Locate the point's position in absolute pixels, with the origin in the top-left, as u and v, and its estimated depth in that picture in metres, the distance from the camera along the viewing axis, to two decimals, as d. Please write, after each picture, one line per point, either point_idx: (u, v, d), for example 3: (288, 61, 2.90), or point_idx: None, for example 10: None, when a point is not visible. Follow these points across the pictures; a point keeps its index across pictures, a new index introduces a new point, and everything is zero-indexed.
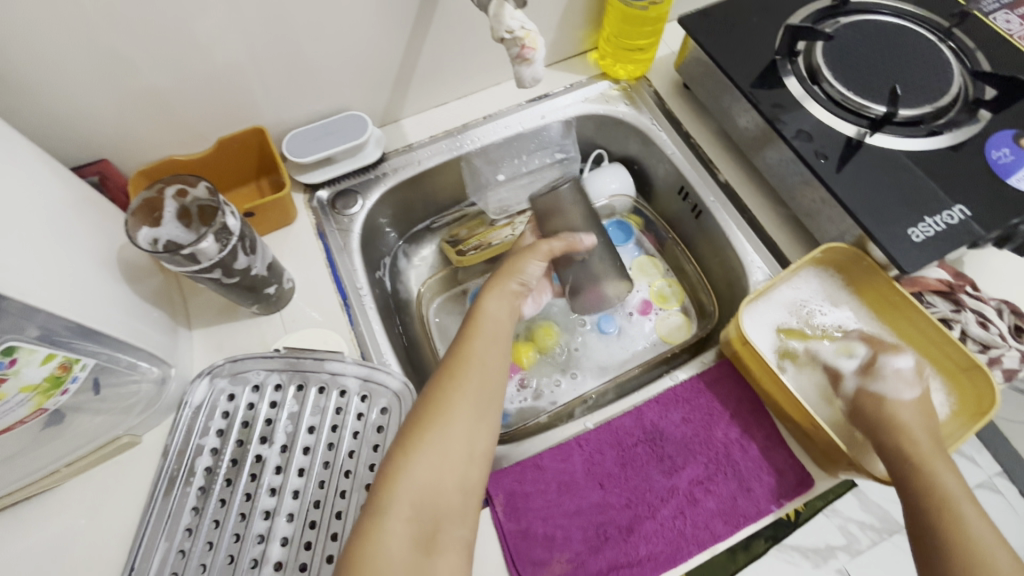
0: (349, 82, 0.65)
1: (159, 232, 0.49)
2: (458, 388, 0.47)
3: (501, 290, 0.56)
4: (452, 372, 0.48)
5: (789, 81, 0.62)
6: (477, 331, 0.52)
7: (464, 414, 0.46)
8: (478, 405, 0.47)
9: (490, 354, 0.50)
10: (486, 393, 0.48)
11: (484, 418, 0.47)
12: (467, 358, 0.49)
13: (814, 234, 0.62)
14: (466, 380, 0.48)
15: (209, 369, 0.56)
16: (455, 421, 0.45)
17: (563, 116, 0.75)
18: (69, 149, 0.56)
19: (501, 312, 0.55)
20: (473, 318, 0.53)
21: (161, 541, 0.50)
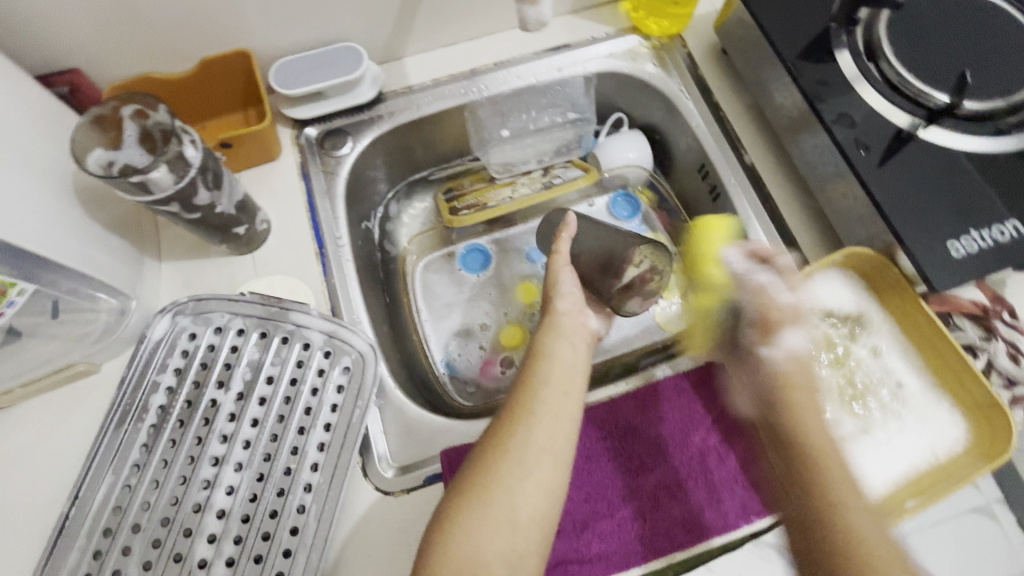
0: (346, 9, 0.59)
1: (117, 155, 0.45)
2: (504, 444, 0.42)
3: (556, 330, 0.50)
4: (498, 426, 0.43)
5: (842, 55, 0.54)
6: (531, 378, 0.46)
7: (517, 474, 0.40)
8: (530, 464, 0.41)
9: (545, 403, 0.44)
10: (544, 451, 0.42)
11: (540, 474, 0.41)
12: (517, 409, 0.44)
13: (839, 235, 0.56)
14: (517, 435, 0.42)
15: (172, 306, 0.54)
16: (503, 482, 0.40)
17: (583, 72, 0.68)
18: (37, 56, 0.52)
19: (557, 353, 0.48)
20: (527, 365, 0.48)
21: (108, 473, 0.49)
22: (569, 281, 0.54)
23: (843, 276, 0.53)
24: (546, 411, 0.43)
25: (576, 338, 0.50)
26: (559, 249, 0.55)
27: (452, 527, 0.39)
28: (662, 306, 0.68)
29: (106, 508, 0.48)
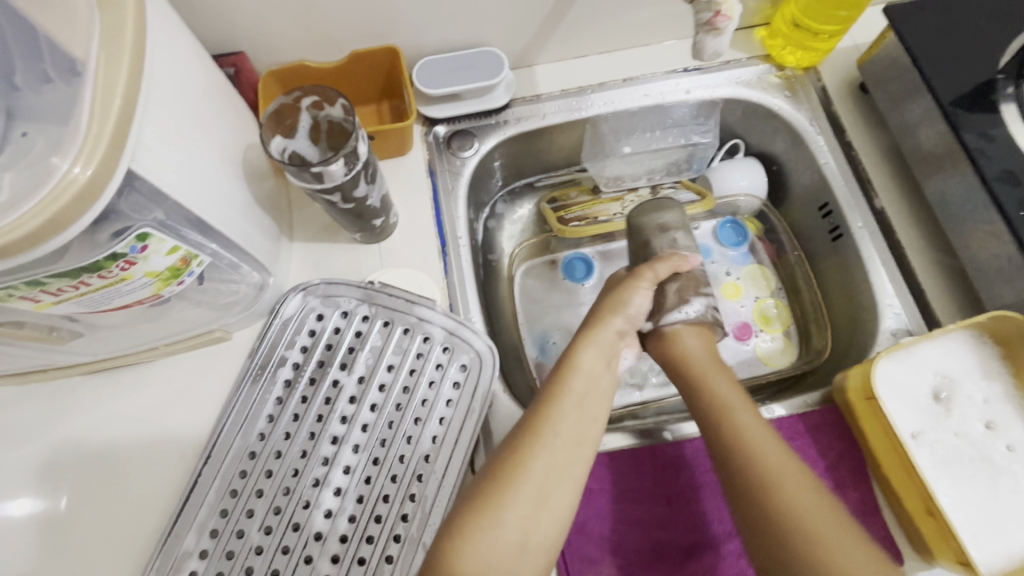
0: (495, 16, 0.60)
1: (289, 143, 0.52)
2: (522, 458, 0.42)
3: (599, 343, 0.51)
4: (519, 436, 0.44)
5: (1005, 109, 0.52)
6: (557, 392, 0.47)
7: (524, 491, 0.41)
8: (545, 486, 0.42)
9: (567, 425, 0.45)
10: (557, 470, 0.43)
11: (554, 491, 0.42)
12: (537, 426, 0.44)
13: (976, 293, 0.54)
14: (532, 455, 0.43)
15: (303, 285, 0.57)
16: (507, 502, 0.40)
17: (709, 96, 0.67)
18: (211, 37, 0.55)
19: (597, 368, 0.49)
20: (559, 373, 0.49)
21: (236, 439, 0.52)
22: (641, 298, 0.55)
23: (976, 336, 0.51)
24: (562, 433, 0.44)
25: (613, 358, 0.51)
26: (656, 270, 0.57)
27: (466, 532, 0.39)
28: (761, 340, 0.68)
29: (232, 471, 0.50)
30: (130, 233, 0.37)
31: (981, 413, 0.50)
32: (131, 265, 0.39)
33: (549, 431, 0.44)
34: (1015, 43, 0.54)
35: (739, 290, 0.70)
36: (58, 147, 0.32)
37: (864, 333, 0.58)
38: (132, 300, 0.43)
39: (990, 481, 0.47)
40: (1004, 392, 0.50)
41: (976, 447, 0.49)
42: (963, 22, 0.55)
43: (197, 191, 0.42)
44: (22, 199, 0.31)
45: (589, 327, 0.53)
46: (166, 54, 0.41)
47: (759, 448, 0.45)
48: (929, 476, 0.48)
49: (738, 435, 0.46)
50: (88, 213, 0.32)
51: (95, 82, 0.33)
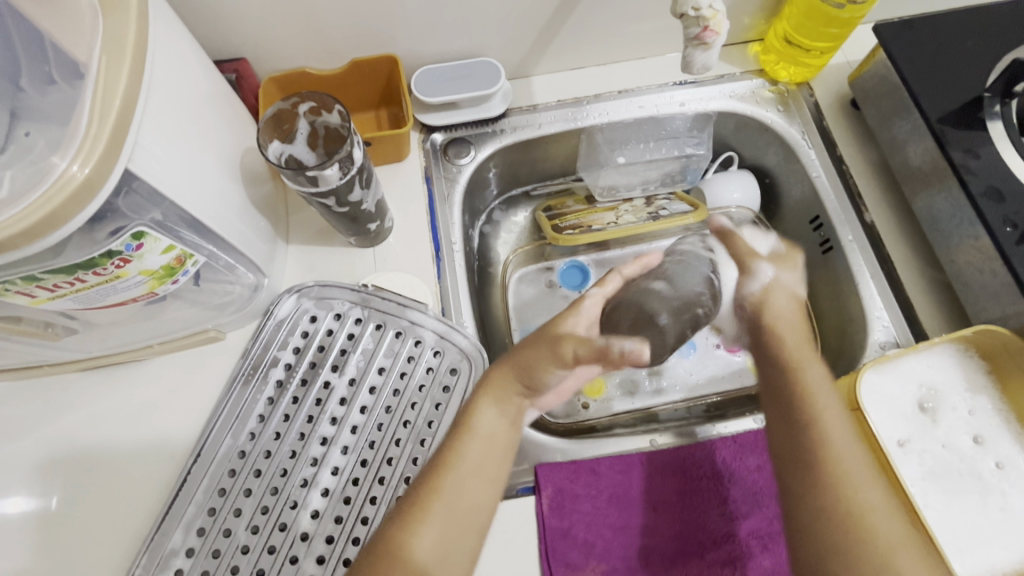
0: (493, 28, 0.61)
1: (287, 148, 0.54)
2: (436, 491, 0.42)
3: (506, 380, 0.46)
4: (431, 473, 0.42)
5: (991, 126, 0.53)
6: (467, 426, 0.44)
7: (438, 523, 0.41)
8: (456, 518, 0.41)
9: (477, 455, 0.43)
10: (469, 505, 0.42)
11: (462, 524, 0.41)
12: (446, 460, 0.43)
13: (963, 308, 0.54)
14: (448, 491, 0.42)
15: (298, 287, 0.57)
16: (424, 532, 0.40)
17: (703, 108, 0.68)
18: (214, 44, 0.56)
19: (502, 403, 0.45)
20: (471, 407, 0.45)
21: (226, 438, 0.52)
22: (571, 349, 0.48)
23: (962, 349, 0.51)
24: (472, 464, 0.43)
25: (512, 401, 0.46)
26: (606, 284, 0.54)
27: (411, 525, 0.40)
28: None
29: (222, 469, 0.51)
30: (126, 232, 0.37)
31: (971, 428, 0.50)
32: (127, 263, 0.40)
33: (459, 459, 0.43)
34: (1002, 61, 0.55)
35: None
36: (58, 147, 0.33)
37: (853, 345, 0.59)
38: (127, 297, 0.44)
39: (974, 494, 0.48)
40: (989, 405, 0.50)
41: (966, 460, 0.49)
42: (951, 41, 0.56)
43: (194, 191, 0.42)
44: (20, 196, 0.32)
45: (499, 368, 0.46)
46: (168, 60, 0.42)
47: (829, 425, 0.43)
48: (916, 487, 0.48)
49: (812, 410, 0.43)
50: (85, 210, 0.33)
51: (95, 84, 0.34)
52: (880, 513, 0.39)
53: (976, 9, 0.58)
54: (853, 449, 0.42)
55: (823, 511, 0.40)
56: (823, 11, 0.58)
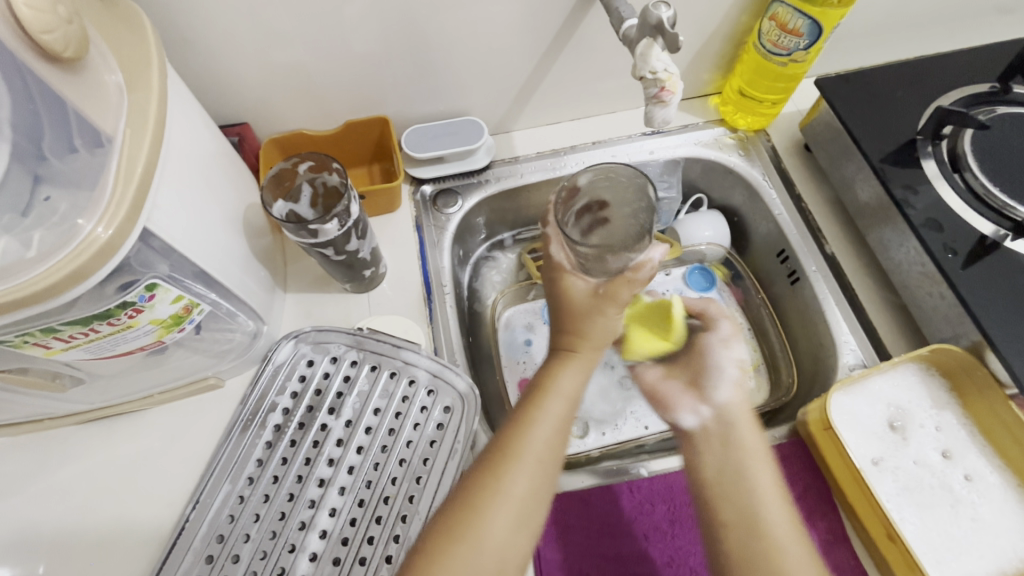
0: (475, 89, 0.67)
1: (291, 205, 0.57)
2: (503, 469, 0.45)
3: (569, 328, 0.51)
4: (510, 430, 0.47)
5: (926, 164, 0.58)
6: (547, 388, 0.49)
7: (521, 471, 0.45)
8: (533, 469, 0.45)
9: (554, 413, 0.47)
10: (530, 488, 0.44)
11: (539, 472, 0.45)
12: (513, 439, 0.46)
13: (921, 330, 0.58)
14: (508, 476, 0.44)
15: (295, 333, 0.60)
16: (485, 519, 0.43)
17: (671, 155, 0.74)
18: (220, 111, 0.62)
19: (564, 363, 0.50)
20: (549, 371, 0.50)
21: (225, 484, 0.53)
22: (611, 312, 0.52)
23: (923, 368, 0.55)
24: (551, 422, 0.47)
25: (587, 359, 0.50)
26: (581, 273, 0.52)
27: (472, 511, 0.43)
28: None
29: (221, 515, 0.52)
30: (139, 284, 0.40)
31: (937, 443, 0.53)
32: (138, 313, 0.42)
33: (539, 420, 0.47)
34: (929, 108, 0.62)
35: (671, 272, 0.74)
36: (85, 210, 0.37)
37: (824, 370, 0.62)
38: (136, 346, 0.46)
39: (948, 506, 0.50)
40: (955, 421, 0.54)
41: (936, 475, 0.52)
42: (883, 92, 0.63)
43: (202, 246, 0.46)
44: (47, 257, 0.35)
45: (561, 344, 0.51)
46: (184, 131, 0.47)
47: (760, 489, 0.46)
48: (892, 502, 0.51)
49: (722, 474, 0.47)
50: (103, 268, 0.36)
51: (121, 152, 0.38)
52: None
53: (903, 63, 0.65)
54: (780, 511, 0.45)
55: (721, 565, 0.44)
56: (770, 68, 0.65)
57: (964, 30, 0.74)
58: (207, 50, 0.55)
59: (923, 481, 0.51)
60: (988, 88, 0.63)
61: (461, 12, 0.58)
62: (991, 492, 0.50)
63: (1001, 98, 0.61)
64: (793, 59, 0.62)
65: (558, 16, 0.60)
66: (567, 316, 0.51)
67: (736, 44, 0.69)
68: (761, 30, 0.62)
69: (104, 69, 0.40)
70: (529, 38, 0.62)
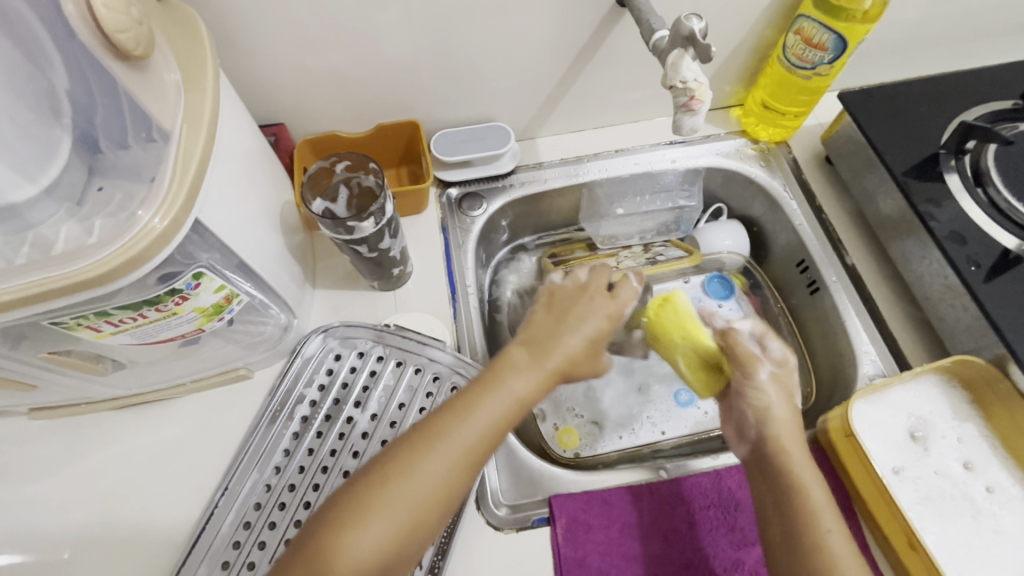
0: (503, 96, 0.69)
1: (326, 202, 0.60)
2: (414, 458, 0.40)
3: (553, 330, 0.46)
4: (434, 420, 0.41)
5: (950, 177, 0.59)
6: (497, 383, 0.43)
7: (433, 463, 0.39)
8: (443, 462, 0.39)
9: (484, 409, 0.42)
10: (436, 484, 0.39)
11: (448, 473, 0.40)
12: (438, 429, 0.41)
13: (943, 342, 0.59)
14: (418, 466, 0.39)
15: (324, 327, 0.61)
16: (378, 503, 0.38)
17: (692, 164, 0.75)
18: (258, 111, 0.64)
19: (527, 363, 0.44)
20: (503, 366, 0.44)
21: (253, 472, 0.54)
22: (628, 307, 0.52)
23: (945, 379, 0.55)
24: (486, 418, 0.41)
25: (543, 362, 0.44)
26: (619, 293, 0.51)
27: (371, 495, 0.38)
28: None
29: (248, 502, 0.53)
30: (186, 273, 0.42)
31: (959, 454, 0.53)
32: (184, 300, 0.44)
33: (469, 418, 0.41)
34: (951, 123, 0.63)
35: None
36: (142, 200, 0.38)
37: (844, 380, 0.62)
38: (177, 333, 0.48)
39: (970, 518, 0.50)
40: (978, 433, 0.54)
41: (958, 486, 0.52)
42: (906, 107, 0.64)
43: (243, 239, 0.48)
44: (107, 242, 0.36)
45: (532, 342, 0.46)
46: (230, 129, 0.49)
47: (802, 473, 0.46)
48: (913, 512, 0.51)
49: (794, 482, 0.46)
50: (159, 255, 0.38)
51: (177, 146, 0.40)
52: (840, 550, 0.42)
53: (926, 79, 0.66)
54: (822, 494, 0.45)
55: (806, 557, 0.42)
56: (794, 81, 0.66)
57: (988, 48, 0.75)
58: (250, 54, 0.57)
59: (944, 492, 0.51)
60: (1012, 105, 0.63)
61: (492, 22, 0.60)
62: (1013, 504, 0.50)
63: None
64: (817, 73, 0.63)
65: (586, 27, 0.62)
66: (574, 310, 0.48)
67: (759, 58, 0.70)
68: (786, 44, 0.64)
69: (164, 68, 0.42)
70: (558, 47, 0.64)
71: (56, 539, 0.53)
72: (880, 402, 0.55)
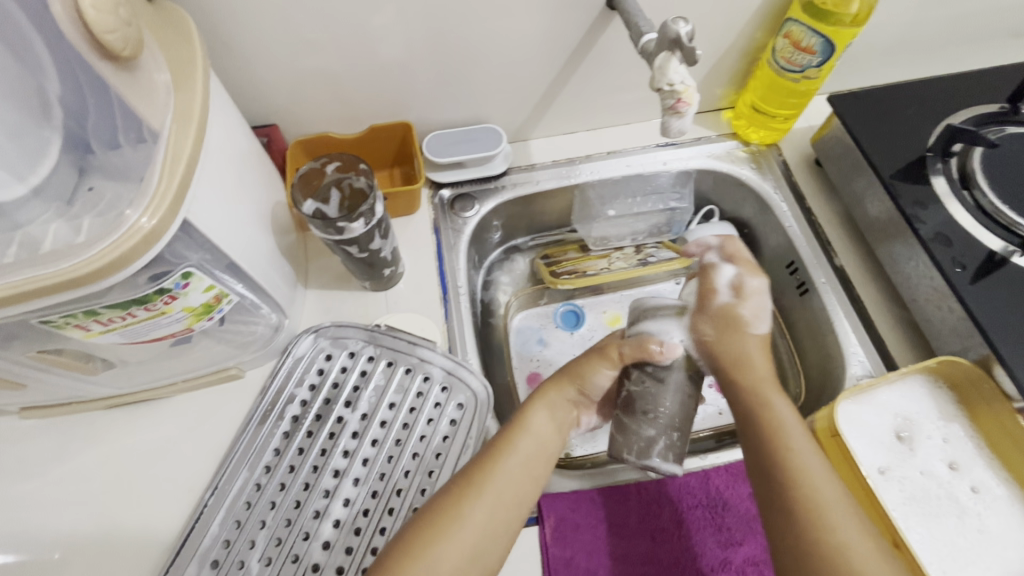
0: (495, 98, 0.69)
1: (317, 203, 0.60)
2: (464, 502, 0.47)
3: (562, 383, 0.56)
4: (480, 465, 0.49)
5: (936, 180, 0.60)
6: (521, 426, 0.52)
7: (480, 506, 0.47)
8: (497, 502, 0.48)
9: (522, 452, 0.51)
10: (486, 525, 0.47)
11: (496, 512, 0.47)
12: (479, 477, 0.48)
13: (930, 344, 0.59)
14: (468, 509, 0.47)
15: (315, 327, 0.62)
16: (439, 542, 0.45)
17: (684, 166, 0.75)
18: (251, 112, 0.64)
19: (544, 408, 0.54)
20: (528, 409, 0.54)
21: (243, 471, 0.54)
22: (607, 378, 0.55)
23: (931, 380, 0.56)
24: (519, 459, 0.50)
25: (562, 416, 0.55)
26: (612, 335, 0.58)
27: (426, 538, 0.45)
28: None
29: (238, 502, 0.53)
30: (174, 273, 0.42)
31: (944, 454, 0.53)
32: (173, 300, 0.44)
33: (507, 458, 0.50)
34: (939, 127, 0.63)
35: (619, 318, 0.76)
36: (130, 200, 0.39)
37: (832, 381, 0.62)
38: (166, 333, 0.48)
39: (955, 517, 0.51)
40: (963, 433, 0.54)
41: (943, 486, 0.52)
42: (894, 110, 0.65)
43: (233, 239, 0.48)
44: (95, 241, 0.37)
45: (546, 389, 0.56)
46: (221, 129, 0.49)
47: (793, 441, 0.47)
48: (898, 511, 0.51)
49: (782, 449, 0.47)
50: (146, 255, 0.38)
51: (166, 146, 0.40)
52: (834, 509, 0.44)
53: (914, 83, 0.67)
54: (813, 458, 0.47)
55: (800, 527, 0.44)
56: (783, 84, 0.67)
57: (977, 51, 0.76)
58: (242, 55, 0.58)
59: (930, 491, 0.52)
60: (999, 108, 0.64)
61: (483, 25, 0.60)
62: (998, 504, 0.51)
63: (1012, 118, 0.63)
64: (806, 76, 0.64)
65: (577, 30, 0.63)
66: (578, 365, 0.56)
67: (749, 61, 0.71)
68: (775, 48, 0.64)
69: (154, 69, 0.42)
70: (548, 49, 0.64)
71: (45, 538, 0.53)
72: (866, 403, 0.55)
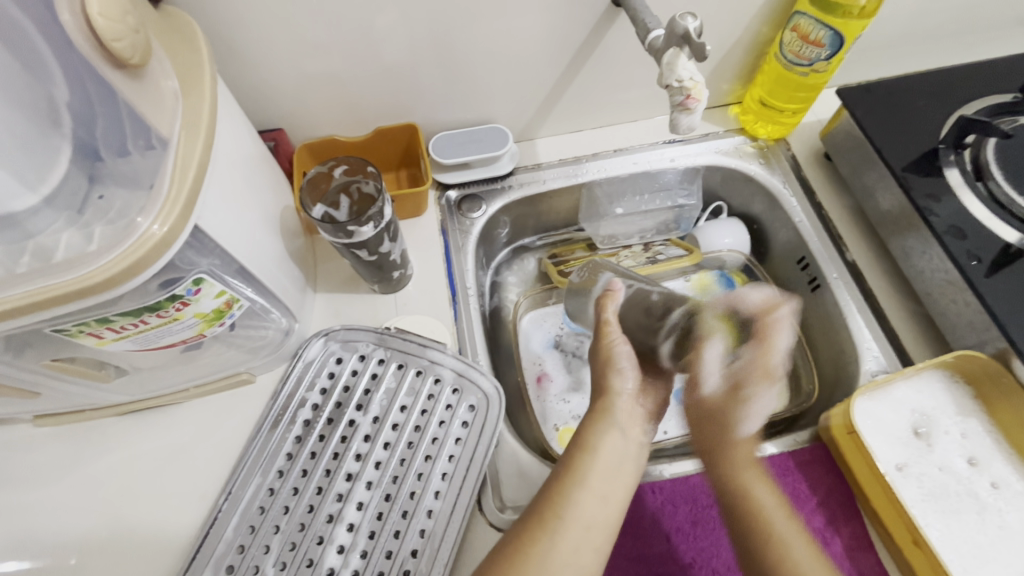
0: (501, 97, 0.69)
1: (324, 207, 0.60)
2: (565, 496, 0.48)
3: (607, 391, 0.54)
4: (557, 484, 0.49)
5: (949, 172, 0.59)
6: (603, 415, 0.53)
7: (586, 497, 0.48)
8: (580, 527, 0.46)
9: (599, 474, 0.49)
10: (598, 508, 0.48)
11: (604, 494, 0.48)
12: (572, 474, 0.49)
13: (945, 338, 0.58)
14: (572, 500, 0.47)
15: (325, 331, 0.62)
16: (554, 536, 0.45)
17: (691, 163, 0.75)
18: (257, 117, 0.64)
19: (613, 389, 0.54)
20: (587, 432, 0.53)
21: (256, 476, 0.54)
22: (624, 372, 0.55)
23: (948, 375, 0.55)
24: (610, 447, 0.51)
25: (627, 426, 0.54)
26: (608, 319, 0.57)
27: (536, 533, 0.45)
28: None
29: (252, 507, 0.53)
30: (186, 279, 0.42)
31: (963, 450, 0.53)
32: (185, 306, 0.45)
33: (594, 447, 0.51)
34: (951, 118, 0.63)
35: None
36: (142, 208, 0.39)
37: (846, 377, 0.62)
38: (178, 339, 0.48)
39: (974, 515, 0.50)
40: (982, 428, 0.53)
41: (963, 482, 0.51)
42: (905, 101, 0.64)
43: (242, 243, 0.48)
44: (108, 249, 0.37)
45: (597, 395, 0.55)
46: (229, 136, 0.49)
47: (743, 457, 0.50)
48: (917, 508, 0.50)
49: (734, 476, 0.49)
50: (159, 262, 0.38)
51: (176, 153, 0.40)
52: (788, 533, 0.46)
53: (925, 74, 0.66)
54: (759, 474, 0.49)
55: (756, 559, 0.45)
56: (791, 78, 0.66)
57: (987, 41, 0.75)
58: (248, 60, 0.58)
59: (949, 488, 0.51)
60: (1012, 97, 0.63)
61: (488, 25, 0.60)
62: (1018, 500, 0.50)
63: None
64: (815, 70, 0.63)
65: (582, 28, 0.62)
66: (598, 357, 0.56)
67: (757, 56, 0.70)
68: (782, 42, 0.64)
69: (162, 75, 0.42)
70: (554, 48, 0.64)
71: (61, 546, 0.54)
72: (880, 398, 0.55)
